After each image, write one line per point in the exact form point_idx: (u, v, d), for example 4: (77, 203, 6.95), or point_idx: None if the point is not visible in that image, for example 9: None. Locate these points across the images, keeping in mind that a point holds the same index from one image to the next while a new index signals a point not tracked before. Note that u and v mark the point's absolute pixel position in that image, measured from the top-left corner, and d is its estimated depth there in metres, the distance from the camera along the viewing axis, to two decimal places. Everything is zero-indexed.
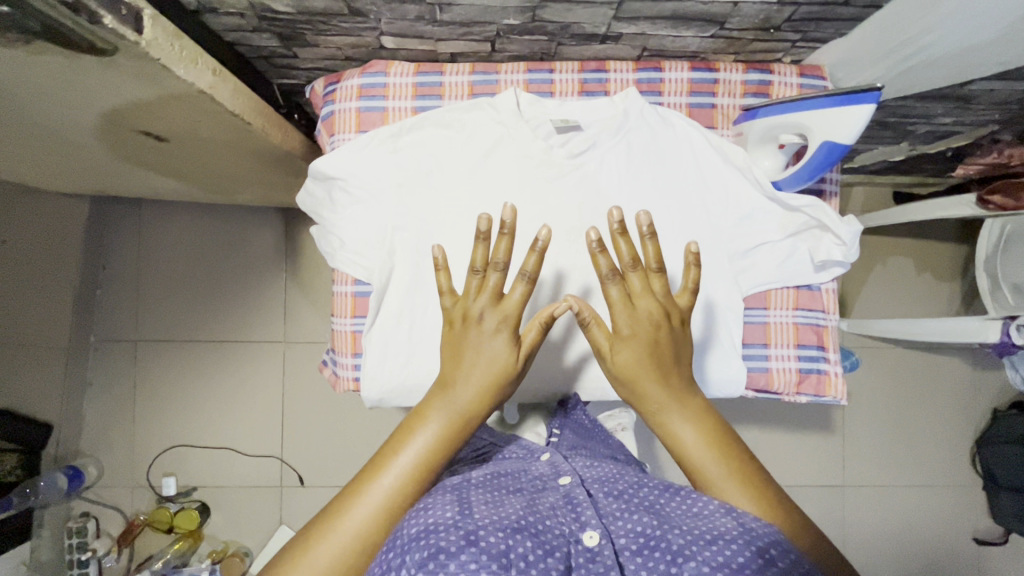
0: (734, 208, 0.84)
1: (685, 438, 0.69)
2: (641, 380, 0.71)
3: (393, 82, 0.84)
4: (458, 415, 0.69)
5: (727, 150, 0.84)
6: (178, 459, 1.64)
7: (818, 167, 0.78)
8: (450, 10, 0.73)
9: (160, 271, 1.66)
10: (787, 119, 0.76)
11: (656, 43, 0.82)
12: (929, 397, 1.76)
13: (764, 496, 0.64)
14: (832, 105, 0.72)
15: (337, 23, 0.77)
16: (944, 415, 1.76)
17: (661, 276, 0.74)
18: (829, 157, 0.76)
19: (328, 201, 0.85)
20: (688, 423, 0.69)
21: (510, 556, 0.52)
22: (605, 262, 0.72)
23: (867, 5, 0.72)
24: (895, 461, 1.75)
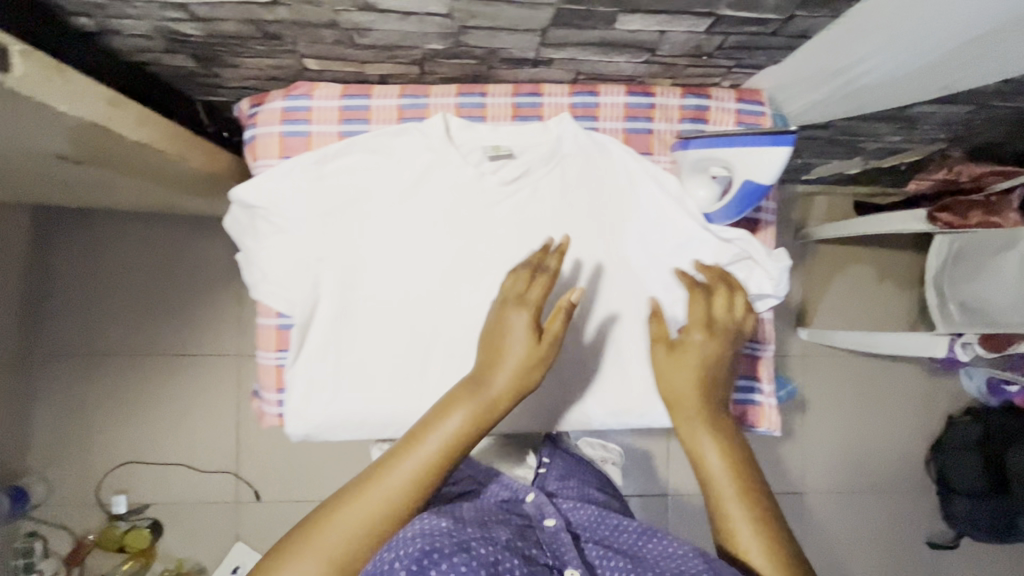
0: (668, 239, 0.83)
1: (710, 466, 0.72)
2: (685, 401, 0.75)
3: (318, 106, 0.81)
4: (489, 401, 0.69)
5: (662, 178, 0.82)
6: (130, 475, 1.60)
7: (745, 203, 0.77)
8: (368, 34, 0.70)
9: (105, 282, 1.59)
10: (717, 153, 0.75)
11: (589, 67, 0.80)
12: (886, 404, 1.78)
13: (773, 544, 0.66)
14: (756, 143, 0.71)
15: (252, 46, 0.73)
16: (901, 422, 1.78)
17: (724, 292, 0.78)
18: (757, 189, 0.74)
19: (252, 229, 0.81)
20: (715, 451, 0.72)
21: (500, 566, 0.55)
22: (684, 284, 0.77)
23: (796, 36, 0.70)
24: (853, 467, 1.77)
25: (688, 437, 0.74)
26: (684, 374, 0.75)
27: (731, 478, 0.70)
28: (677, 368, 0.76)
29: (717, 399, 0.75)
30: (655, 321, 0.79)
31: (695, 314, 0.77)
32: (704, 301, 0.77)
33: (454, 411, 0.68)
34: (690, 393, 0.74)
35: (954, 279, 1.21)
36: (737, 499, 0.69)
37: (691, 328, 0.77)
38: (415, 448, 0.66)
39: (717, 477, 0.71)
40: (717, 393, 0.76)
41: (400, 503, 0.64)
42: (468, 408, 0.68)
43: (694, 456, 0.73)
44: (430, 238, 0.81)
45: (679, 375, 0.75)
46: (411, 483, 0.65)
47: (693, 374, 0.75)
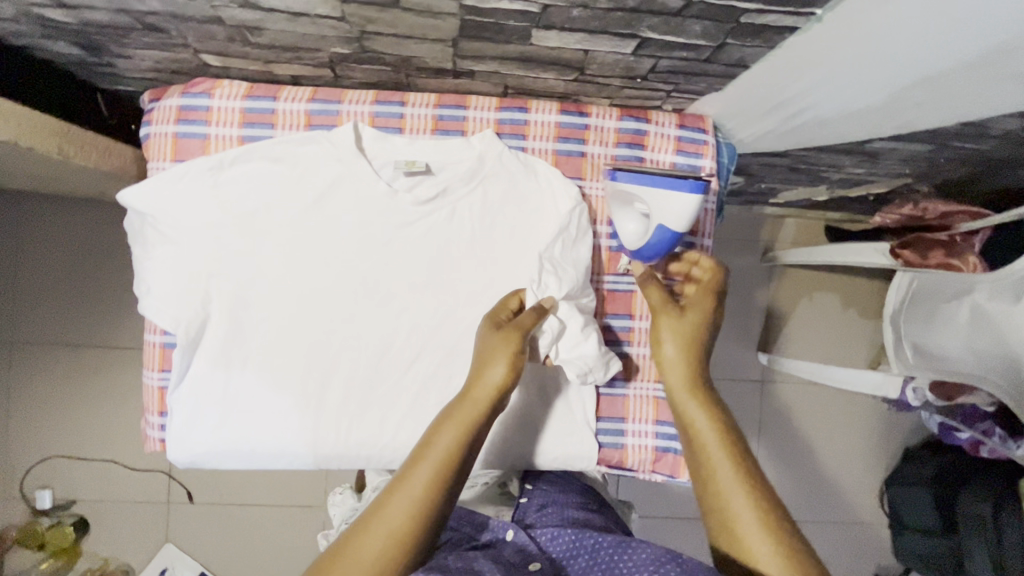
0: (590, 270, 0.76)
1: (702, 433, 0.66)
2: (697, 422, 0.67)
3: (217, 106, 0.74)
4: (473, 409, 0.64)
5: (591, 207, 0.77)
6: (57, 470, 1.53)
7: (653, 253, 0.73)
8: (260, 33, 0.63)
9: (34, 266, 1.49)
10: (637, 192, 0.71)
11: (517, 82, 0.73)
12: (843, 434, 1.74)
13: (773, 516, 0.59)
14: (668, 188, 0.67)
15: (136, 37, 0.66)
16: (856, 453, 1.74)
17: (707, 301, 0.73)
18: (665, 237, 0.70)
19: (140, 237, 0.74)
20: (704, 418, 0.67)
21: None
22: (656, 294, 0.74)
23: (733, 64, 0.63)
24: (807, 496, 1.74)
25: (677, 404, 0.69)
26: (672, 340, 0.71)
27: (724, 445, 0.64)
28: (664, 337, 0.71)
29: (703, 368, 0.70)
30: (648, 289, 0.74)
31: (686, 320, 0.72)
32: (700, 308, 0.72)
33: (446, 425, 0.63)
34: (679, 358, 0.70)
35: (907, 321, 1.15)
36: (733, 470, 0.63)
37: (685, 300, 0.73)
38: (416, 468, 0.59)
39: (710, 441, 0.65)
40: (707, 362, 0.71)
41: (409, 535, 0.55)
42: (454, 421, 0.62)
43: (683, 425, 0.68)
44: (334, 257, 0.75)
45: (666, 341, 0.71)
46: (416, 507, 0.56)
47: (682, 339, 0.70)
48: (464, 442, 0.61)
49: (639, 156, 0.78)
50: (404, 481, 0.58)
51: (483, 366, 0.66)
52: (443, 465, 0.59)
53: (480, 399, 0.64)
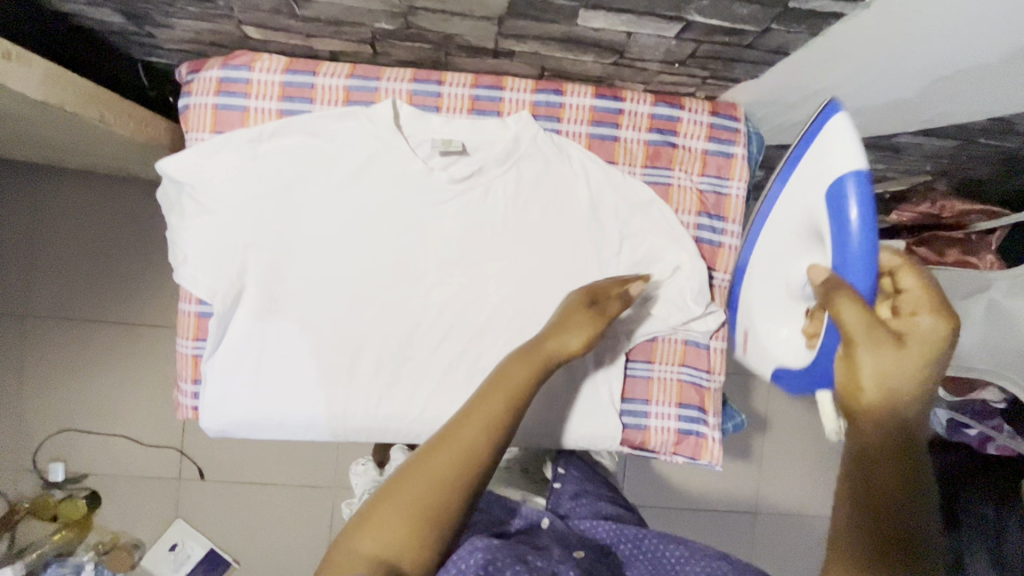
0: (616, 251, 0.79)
1: (859, 454, 0.50)
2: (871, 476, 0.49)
3: (257, 79, 0.75)
4: (539, 350, 0.67)
5: (622, 191, 0.78)
6: (70, 444, 1.54)
7: (864, 268, 0.53)
8: (308, 6, 0.64)
9: (54, 242, 1.49)
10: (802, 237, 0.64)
11: (554, 64, 0.74)
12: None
13: (883, 575, 0.46)
14: (839, 198, 0.57)
15: (183, 7, 0.66)
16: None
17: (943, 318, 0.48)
18: (866, 242, 0.53)
19: (178, 207, 0.75)
20: (869, 438, 0.50)
21: None
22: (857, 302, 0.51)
23: (773, 51, 0.64)
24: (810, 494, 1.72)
25: (845, 413, 0.51)
26: (868, 354, 0.49)
27: (874, 478, 0.49)
28: (856, 342, 0.50)
29: (914, 393, 0.48)
30: (842, 302, 0.52)
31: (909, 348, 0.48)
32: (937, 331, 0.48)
33: (518, 360, 0.66)
34: (876, 375, 0.49)
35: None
36: (878, 504, 0.49)
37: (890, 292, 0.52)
38: (466, 422, 0.59)
39: (880, 482, 0.49)
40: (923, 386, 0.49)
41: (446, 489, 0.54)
42: (526, 358, 0.65)
43: (851, 451, 0.51)
44: (368, 232, 0.76)
45: (861, 351, 0.49)
46: (458, 459, 0.56)
47: (879, 354, 0.49)
48: (512, 406, 0.61)
49: (671, 142, 0.79)
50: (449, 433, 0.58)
51: (563, 337, 0.68)
52: (490, 424, 0.59)
53: (546, 364, 0.66)
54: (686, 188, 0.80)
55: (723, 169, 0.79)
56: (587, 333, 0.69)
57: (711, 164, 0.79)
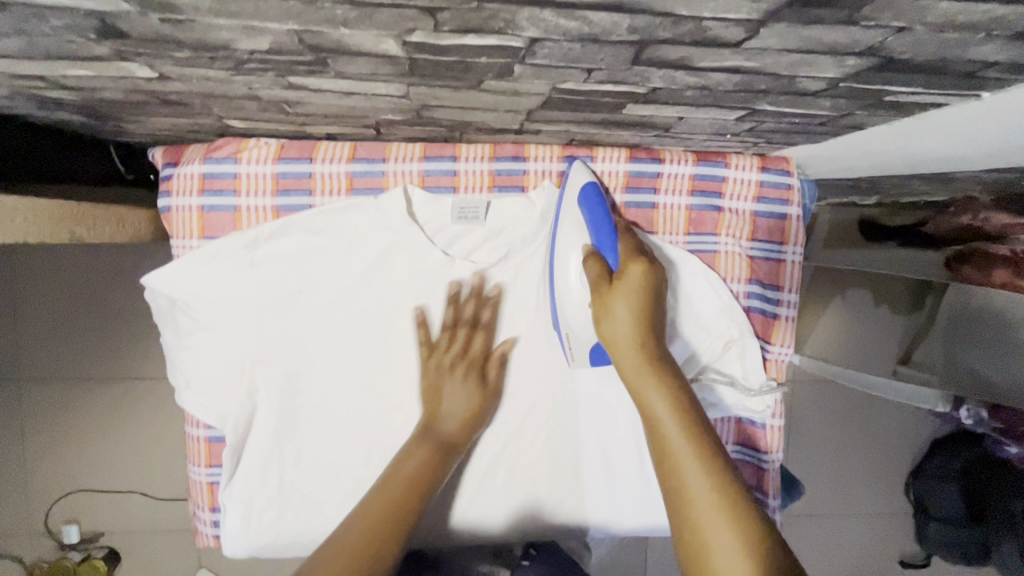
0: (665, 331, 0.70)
1: (659, 419, 0.53)
2: (646, 392, 0.54)
3: (247, 172, 0.65)
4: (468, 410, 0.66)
5: (663, 266, 0.71)
6: (81, 504, 1.47)
7: (611, 252, 0.61)
8: (302, 106, 0.54)
9: (38, 301, 1.39)
10: (570, 233, 0.64)
11: (586, 135, 0.65)
12: (882, 435, 1.55)
13: (718, 477, 0.49)
14: (580, 207, 0.64)
15: (153, 110, 0.56)
16: (893, 454, 1.56)
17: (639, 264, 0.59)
18: (602, 233, 0.62)
19: (172, 323, 0.67)
20: (663, 403, 0.53)
21: None
22: (593, 267, 0.60)
23: (849, 127, 0.55)
24: (854, 515, 1.56)
25: (633, 384, 0.56)
26: (622, 318, 0.57)
27: (683, 417, 0.52)
28: (610, 313, 0.58)
29: (658, 346, 0.57)
30: (587, 264, 0.61)
31: (619, 306, 0.58)
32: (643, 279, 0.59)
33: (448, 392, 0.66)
34: (629, 339, 0.57)
35: (925, 338, 1.12)
36: (695, 457, 0.50)
37: (627, 259, 0.60)
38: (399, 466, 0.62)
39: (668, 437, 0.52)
40: (660, 333, 0.58)
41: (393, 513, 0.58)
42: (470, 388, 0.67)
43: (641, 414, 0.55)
44: (388, 335, 0.68)
45: (616, 316, 0.58)
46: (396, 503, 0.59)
47: (631, 311, 0.57)
48: (438, 460, 0.63)
49: (716, 206, 0.71)
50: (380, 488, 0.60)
51: (437, 413, 0.66)
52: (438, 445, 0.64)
53: (452, 446, 0.65)
54: (734, 256, 0.72)
55: (775, 233, 0.71)
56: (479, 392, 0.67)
57: (762, 228, 0.71)
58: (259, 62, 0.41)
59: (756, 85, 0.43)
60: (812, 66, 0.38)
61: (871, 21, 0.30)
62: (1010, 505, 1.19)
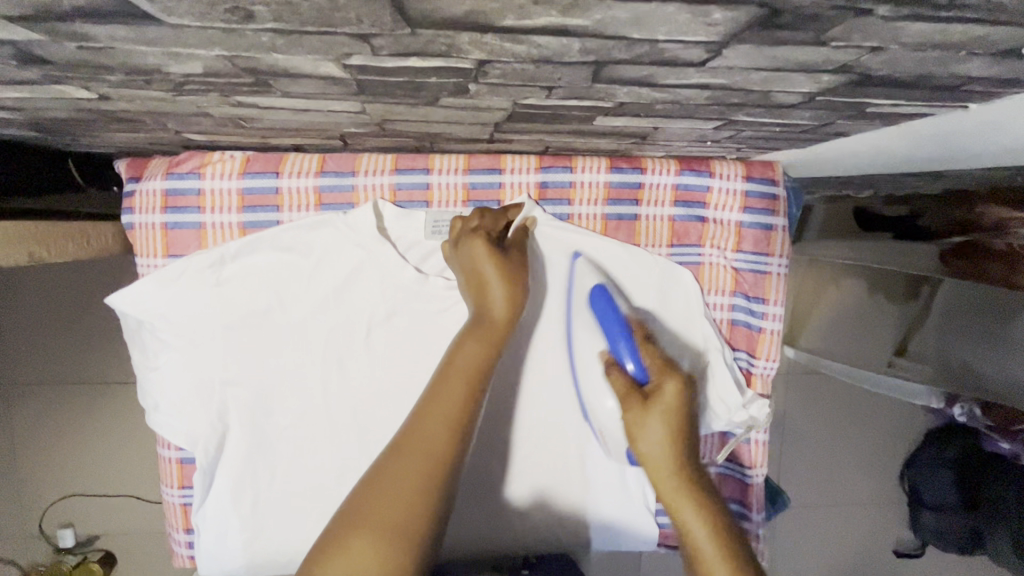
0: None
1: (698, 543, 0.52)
2: (678, 502, 0.54)
3: (211, 188, 0.63)
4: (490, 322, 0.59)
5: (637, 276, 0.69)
6: (75, 509, 1.47)
7: (632, 361, 0.59)
8: (258, 122, 0.51)
9: (22, 308, 1.37)
10: (587, 335, 0.64)
11: (562, 144, 0.62)
12: (878, 428, 1.54)
13: None
14: (593, 310, 0.63)
15: (104, 127, 0.54)
16: (887, 447, 1.55)
17: (674, 379, 0.56)
18: (617, 340, 0.60)
19: (141, 343, 0.66)
20: (699, 525, 0.52)
21: None
22: (620, 378, 0.58)
23: (831, 134, 0.53)
24: (849, 506, 1.56)
25: (670, 505, 0.55)
26: (654, 437, 0.55)
27: (715, 532, 0.52)
28: (644, 434, 0.55)
29: (694, 468, 0.55)
30: (613, 375, 0.59)
31: (653, 432, 0.55)
32: (677, 395, 0.56)
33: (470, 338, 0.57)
34: (664, 456, 0.55)
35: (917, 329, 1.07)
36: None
37: (659, 372, 0.57)
38: (442, 387, 0.55)
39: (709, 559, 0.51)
40: (694, 439, 0.57)
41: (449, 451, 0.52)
42: (480, 335, 0.57)
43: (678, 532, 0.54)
44: (360, 353, 0.66)
45: (647, 433, 0.55)
46: (443, 446, 0.52)
47: (666, 433, 0.55)
48: (488, 352, 0.57)
49: (699, 216, 0.68)
50: (433, 403, 0.53)
51: (484, 291, 0.60)
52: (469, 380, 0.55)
53: (494, 327, 0.59)
54: (719, 267, 0.69)
55: (761, 244, 0.69)
56: (509, 281, 0.60)
57: (748, 238, 0.69)
58: (198, 84, 0.39)
59: (729, 99, 0.40)
60: (785, 82, 0.35)
61: (842, 42, 0.28)
62: (1001, 494, 1.18)
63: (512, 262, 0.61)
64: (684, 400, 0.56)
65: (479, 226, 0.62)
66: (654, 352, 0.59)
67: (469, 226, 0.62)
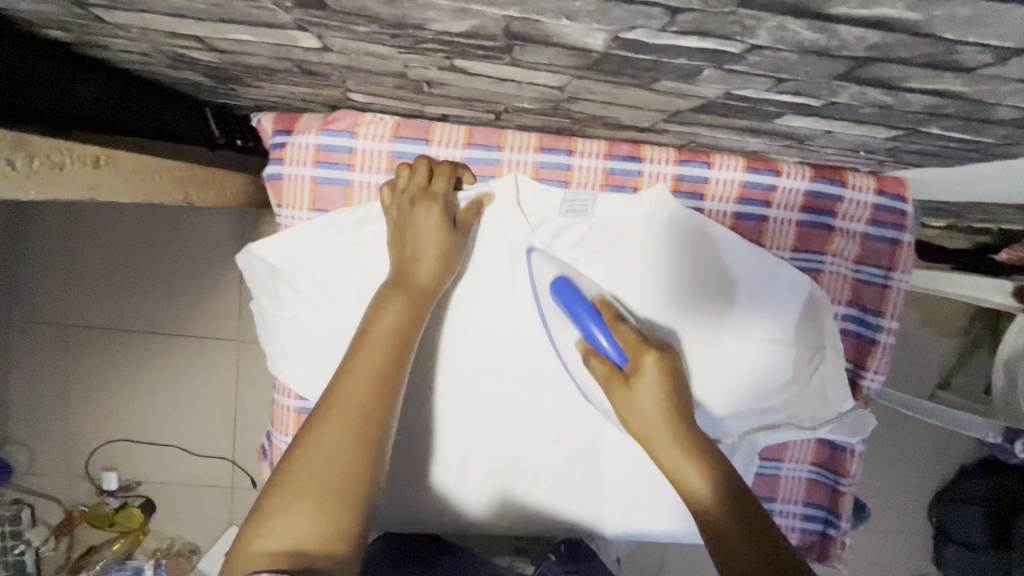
0: (756, 343, 0.69)
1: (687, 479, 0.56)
2: (676, 461, 0.57)
3: (362, 147, 0.64)
4: (420, 290, 0.60)
5: (760, 274, 0.68)
6: (119, 452, 1.48)
7: (609, 342, 0.62)
8: (442, 87, 0.53)
9: (96, 252, 1.41)
10: (563, 326, 0.67)
11: (709, 141, 0.63)
12: None
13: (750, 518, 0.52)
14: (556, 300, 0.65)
15: (284, 77, 0.55)
16: None
17: (653, 353, 0.61)
18: (586, 321, 0.63)
19: (273, 291, 0.68)
20: (698, 475, 0.55)
21: None
22: (600, 365, 0.62)
23: (998, 155, 0.54)
24: None
25: (667, 465, 0.57)
26: (645, 408, 0.59)
27: (713, 475, 0.55)
28: (633, 405, 0.59)
29: (688, 426, 0.58)
30: (592, 363, 0.63)
31: (643, 398, 0.59)
32: (659, 367, 0.60)
33: (393, 299, 0.58)
34: (658, 426, 0.58)
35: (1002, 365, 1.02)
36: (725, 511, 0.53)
37: (637, 350, 0.61)
38: (359, 352, 0.54)
39: (706, 507, 0.54)
40: (687, 404, 0.60)
41: (378, 413, 0.52)
42: (405, 289, 0.59)
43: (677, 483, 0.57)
44: (485, 328, 0.70)
45: (640, 401, 0.59)
46: (368, 405, 0.52)
47: (656, 403, 0.59)
48: (409, 317, 0.58)
49: (826, 224, 0.69)
50: (352, 369, 0.54)
51: (414, 257, 0.61)
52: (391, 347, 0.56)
53: (424, 292, 0.60)
54: (839, 276, 0.71)
55: (883, 258, 0.70)
56: (443, 253, 0.62)
57: (870, 251, 0.70)
58: (439, 43, 0.40)
59: (943, 108, 0.41)
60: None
61: None
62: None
63: (456, 243, 0.63)
64: (663, 363, 0.61)
65: (413, 189, 0.62)
66: (626, 331, 0.63)
67: (420, 188, 0.62)
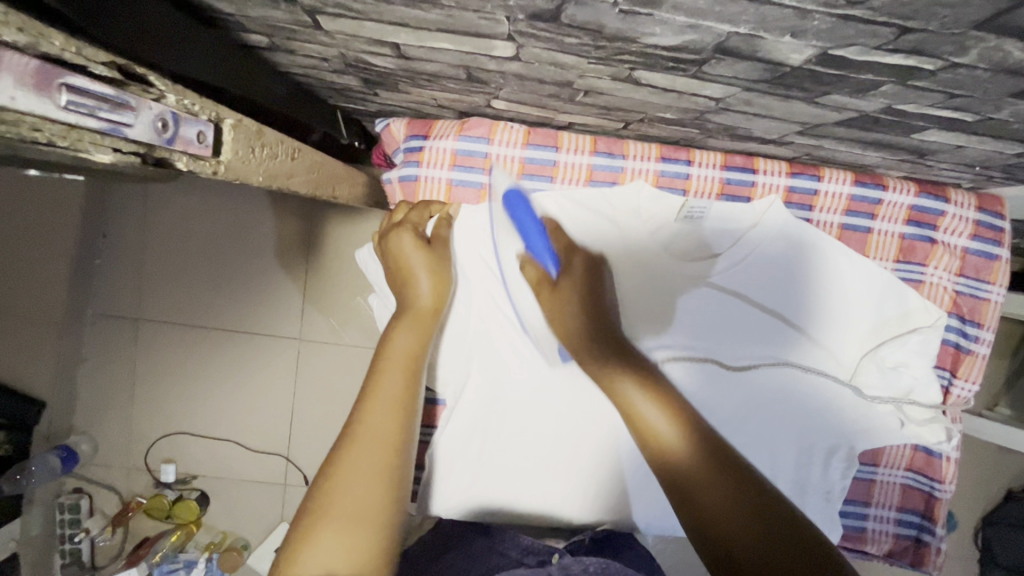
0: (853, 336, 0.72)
1: (641, 412, 0.55)
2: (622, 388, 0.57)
3: (496, 152, 0.71)
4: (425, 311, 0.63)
5: (865, 279, 0.71)
6: (179, 445, 1.38)
7: (550, 258, 0.61)
8: (596, 96, 0.57)
9: (167, 241, 1.35)
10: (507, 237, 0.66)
11: (825, 154, 0.67)
12: None
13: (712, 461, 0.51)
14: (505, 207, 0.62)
15: (444, 84, 0.60)
16: None
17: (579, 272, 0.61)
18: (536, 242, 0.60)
19: None
20: (653, 410, 0.55)
21: None
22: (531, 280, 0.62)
23: None
24: None
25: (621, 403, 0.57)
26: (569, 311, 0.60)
27: (680, 420, 0.54)
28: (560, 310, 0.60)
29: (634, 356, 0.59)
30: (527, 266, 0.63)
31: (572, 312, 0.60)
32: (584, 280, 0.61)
33: (404, 325, 0.62)
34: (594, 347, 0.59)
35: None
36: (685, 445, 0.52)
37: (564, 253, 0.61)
38: (384, 376, 0.57)
39: (672, 459, 0.52)
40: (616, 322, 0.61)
41: (400, 435, 0.54)
42: (414, 320, 0.62)
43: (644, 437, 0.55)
44: None
45: (567, 307, 0.60)
46: (393, 431, 0.54)
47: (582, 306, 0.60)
48: (421, 341, 0.61)
49: (930, 237, 0.72)
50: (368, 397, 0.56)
51: (410, 279, 0.64)
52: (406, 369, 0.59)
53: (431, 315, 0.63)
54: (941, 288, 0.73)
55: (982, 271, 0.73)
56: (435, 273, 0.64)
57: (970, 264, 0.73)
58: (637, 55, 0.44)
59: None
60: None
61: None
62: None
63: (439, 257, 0.66)
64: (593, 285, 0.62)
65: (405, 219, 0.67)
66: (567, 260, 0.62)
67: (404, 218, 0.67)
